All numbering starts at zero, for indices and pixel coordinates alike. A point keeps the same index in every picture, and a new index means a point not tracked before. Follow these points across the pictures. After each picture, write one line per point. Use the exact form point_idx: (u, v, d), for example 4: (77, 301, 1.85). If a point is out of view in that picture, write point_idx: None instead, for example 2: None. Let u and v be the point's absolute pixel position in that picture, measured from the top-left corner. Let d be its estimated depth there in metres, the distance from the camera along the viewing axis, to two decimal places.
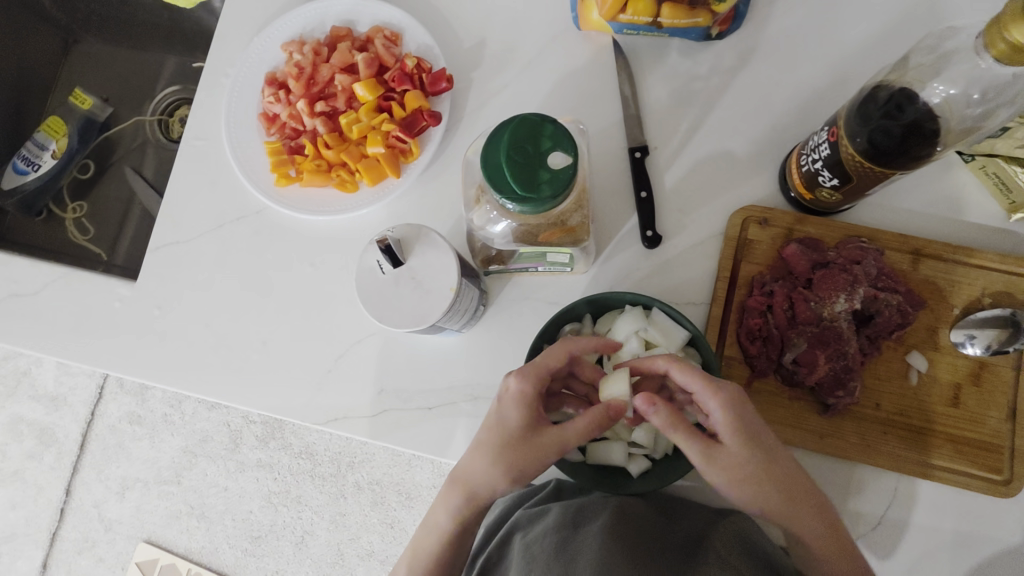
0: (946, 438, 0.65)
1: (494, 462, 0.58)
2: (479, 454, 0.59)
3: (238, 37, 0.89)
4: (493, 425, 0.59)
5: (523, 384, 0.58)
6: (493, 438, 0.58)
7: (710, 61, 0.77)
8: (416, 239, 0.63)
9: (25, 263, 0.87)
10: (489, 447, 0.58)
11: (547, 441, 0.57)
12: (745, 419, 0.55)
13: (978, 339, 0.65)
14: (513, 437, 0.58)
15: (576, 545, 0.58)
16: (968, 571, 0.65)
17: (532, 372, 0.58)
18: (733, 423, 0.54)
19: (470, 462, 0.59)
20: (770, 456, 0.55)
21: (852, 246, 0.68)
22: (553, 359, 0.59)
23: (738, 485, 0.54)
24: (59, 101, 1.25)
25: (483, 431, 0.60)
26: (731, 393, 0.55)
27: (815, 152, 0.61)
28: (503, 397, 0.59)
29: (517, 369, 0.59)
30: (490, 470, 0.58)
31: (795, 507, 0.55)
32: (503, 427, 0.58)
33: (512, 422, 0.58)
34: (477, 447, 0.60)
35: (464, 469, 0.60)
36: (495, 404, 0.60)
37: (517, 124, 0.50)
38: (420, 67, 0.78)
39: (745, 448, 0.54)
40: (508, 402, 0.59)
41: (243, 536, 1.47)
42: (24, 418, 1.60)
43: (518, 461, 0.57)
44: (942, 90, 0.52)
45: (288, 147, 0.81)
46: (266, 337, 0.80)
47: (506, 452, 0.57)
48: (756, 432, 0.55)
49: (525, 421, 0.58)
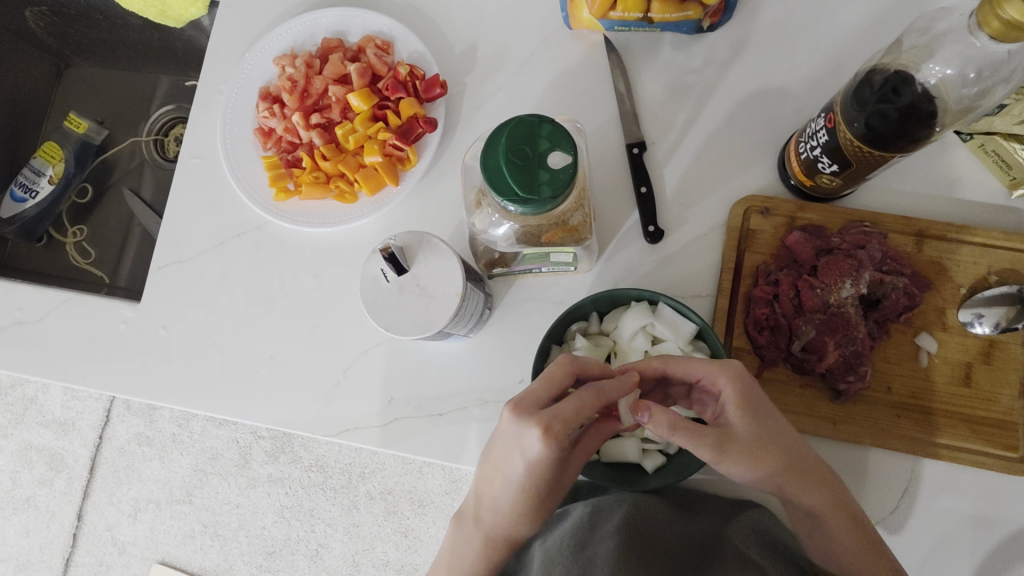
0: (959, 418, 0.65)
1: (530, 504, 0.58)
2: (506, 504, 0.59)
3: (230, 53, 0.89)
4: (524, 481, 0.56)
5: (555, 445, 0.52)
6: (526, 491, 0.56)
7: (703, 53, 0.77)
8: (419, 246, 0.63)
9: (28, 289, 0.87)
10: (523, 497, 0.57)
11: (572, 468, 0.59)
12: (753, 395, 0.55)
13: (987, 318, 0.65)
14: (545, 486, 0.57)
15: (592, 548, 0.59)
16: (989, 551, 0.64)
17: (562, 431, 0.52)
18: (742, 399, 0.54)
19: (502, 504, 0.59)
20: (778, 433, 0.55)
21: (855, 231, 0.68)
22: (582, 411, 0.53)
23: (754, 467, 0.54)
24: (54, 127, 1.26)
25: (512, 485, 0.57)
26: (738, 370, 0.55)
27: (813, 139, 0.61)
28: (529, 457, 0.53)
29: (543, 428, 0.52)
30: (518, 518, 0.59)
31: (808, 485, 0.56)
32: (535, 481, 0.56)
33: (542, 481, 0.56)
34: (504, 490, 0.58)
35: (494, 507, 0.60)
36: (519, 461, 0.55)
37: (514, 126, 0.50)
38: (413, 74, 0.79)
39: (757, 428, 0.54)
40: (537, 464, 0.54)
41: (258, 552, 1.47)
42: (34, 444, 1.60)
43: (551, 493, 0.58)
44: (938, 70, 0.52)
45: (286, 161, 0.81)
46: (273, 351, 0.80)
47: (540, 495, 0.58)
48: (764, 410, 0.55)
49: (554, 471, 0.56)
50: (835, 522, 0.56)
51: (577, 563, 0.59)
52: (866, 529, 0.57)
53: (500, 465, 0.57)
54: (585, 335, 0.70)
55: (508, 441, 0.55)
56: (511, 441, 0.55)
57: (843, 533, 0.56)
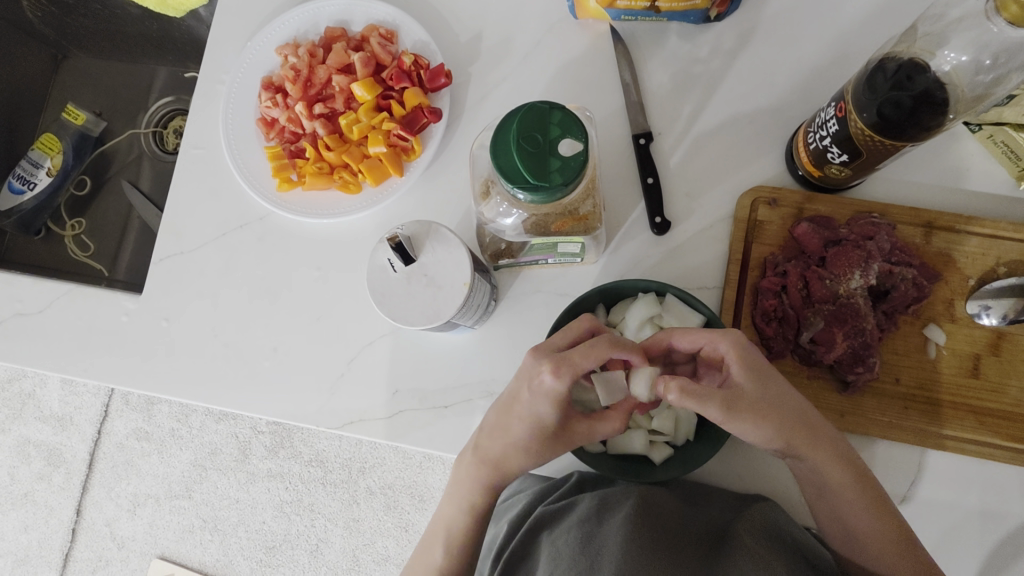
0: (967, 410, 0.65)
1: (529, 443, 0.60)
2: (507, 438, 0.61)
3: (231, 42, 0.88)
4: (529, 417, 0.58)
5: (560, 380, 0.55)
6: (532, 428, 0.59)
7: (710, 43, 0.76)
8: (427, 236, 0.63)
9: (26, 282, 0.86)
10: (522, 433, 0.60)
11: (577, 433, 0.59)
12: (753, 357, 0.55)
13: (994, 309, 0.64)
14: (547, 426, 0.58)
15: (601, 538, 0.58)
16: (996, 543, 0.64)
17: (569, 369, 0.55)
18: (744, 364, 0.54)
19: (504, 440, 0.61)
20: (780, 392, 0.55)
21: (864, 222, 0.67)
22: (592, 356, 0.55)
23: (761, 427, 0.54)
24: (52, 119, 1.24)
25: (516, 418, 0.59)
26: (739, 335, 0.55)
27: (823, 129, 0.61)
28: (537, 389, 0.57)
29: (553, 365, 0.55)
30: (514, 456, 0.61)
31: (813, 441, 0.56)
32: (536, 418, 0.58)
33: (546, 418, 0.57)
34: (509, 426, 0.60)
35: (493, 438, 0.62)
36: (527, 393, 0.58)
37: (524, 113, 0.50)
38: (417, 63, 0.78)
39: (762, 389, 0.54)
40: (542, 397, 0.57)
41: (258, 546, 1.47)
42: (32, 439, 1.59)
43: (549, 441, 0.59)
44: (953, 58, 0.52)
45: (288, 151, 0.81)
46: (277, 343, 0.79)
47: (540, 439, 0.59)
48: (765, 370, 0.55)
49: (559, 414, 0.57)
50: (839, 478, 0.57)
51: (586, 557, 0.58)
52: (870, 482, 0.58)
53: (511, 398, 0.60)
54: None
55: (521, 376, 0.59)
56: (525, 376, 0.58)
57: (851, 492, 0.57)
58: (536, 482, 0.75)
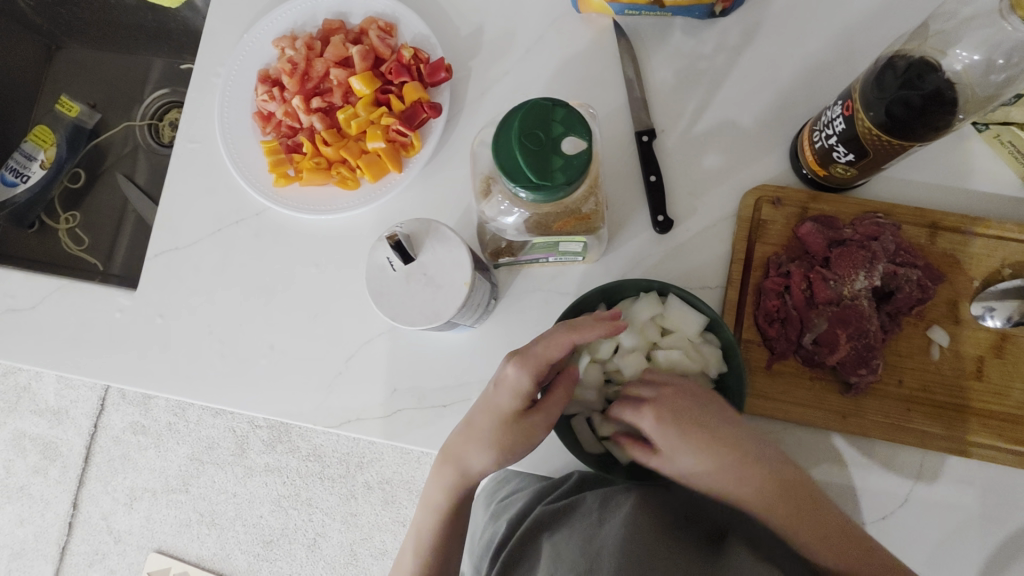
0: (971, 412, 0.64)
1: (490, 439, 0.61)
2: (471, 432, 0.62)
3: (227, 33, 0.86)
4: (493, 409, 0.61)
5: (519, 371, 0.58)
6: (494, 416, 0.61)
7: (715, 39, 0.75)
8: (427, 234, 0.62)
9: (20, 277, 0.85)
10: (486, 425, 0.61)
11: (535, 418, 0.59)
12: (676, 426, 0.58)
13: (998, 311, 0.64)
14: (507, 415, 0.60)
15: (600, 540, 0.58)
16: (998, 545, 0.64)
17: (531, 362, 0.58)
18: (663, 432, 0.57)
19: (466, 433, 0.62)
20: (710, 451, 0.57)
21: (869, 222, 0.66)
22: (551, 348, 0.57)
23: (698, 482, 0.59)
24: (45, 110, 1.22)
25: (482, 410, 0.62)
26: (655, 414, 0.58)
27: (829, 128, 0.60)
28: (502, 382, 0.60)
29: (517, 358, 0.59)
30: (475, 451, 0.61)
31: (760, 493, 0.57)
32: (499, 406, 0.60)
33: (506, 405, 0.60)
34: (473, 423, 0.62)
35: (459, 435, 0.63)
36: (495, 387, 0.61)
37: (527, 110, 0.48)
38: (417, 57, 0.76)
39: (694, 456, 0.58)
40: (506, 385, 0.59)
41: (255, 541, 1.46)
42: (27, 433, 1.58)
43: (509, 436, 0.60)
44: (965, 56, 0.51)
45: (286, 146, 0.79)
46: (274, 340, 0.78)
47: (500, 428, 0.60)
48: (698, 436, 0.57)
49: (520, 401, 0.59)
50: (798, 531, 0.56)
51: (586, 559, 0.58)
52: (835, 526, 0.56)
53: (481, 394, 0.63)
54: None
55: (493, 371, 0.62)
56: (496, 370, 0.62)
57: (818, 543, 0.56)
58: (535, 482, 0.74)
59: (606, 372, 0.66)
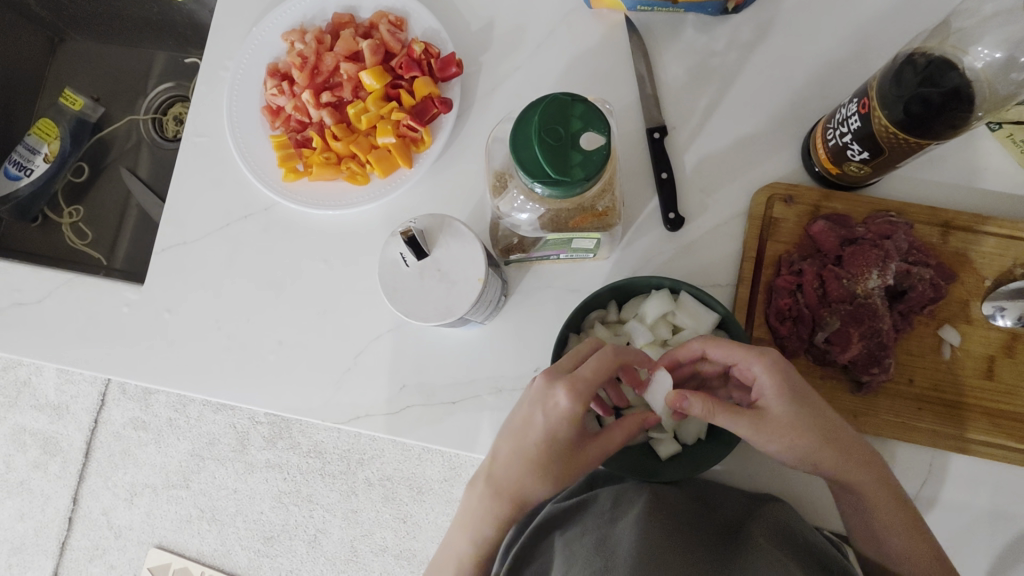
0: (981, 412, 0.64)
1: (545, 471, 0.57)
2: (521, 466, 0.58)
3: (235, 27, 0.86)
4: (543, 443, 0.57)
5: (574, 403, 0.55)
6: (548, 449, 0.57)
7: (727, 35, 0.75)
8: (440, 230, 0.62)
9: (24, 270, 0.85)
10: (539, 458, 0.57)
11: (594, 446, 0.58)
12: (788, 374, 0.54)
13: (1009, 311, 0.64)
14: (564, 445, 0.57)
15: (613, 540, 0.57)
16: (1006, 544, 0.64)
17: (584, 388, 0.55)
18: (778, 384, 0.54)
19: (515, 468, 0.58)
20: (816, 411, 0.55)
21: (881, 221, 0.66)
22: (601, 369, 0.56)
23: (790, 446, 0.54)
24: (49, 103, 1.22)
25: (531, 445, 0.57)
26: (774, 360, 0.54)
27: (844, 125, 0.60)
28: (552, 414, 0.56)
29: (568, 385, 0.55)
30: (532, 484, 0.58)
31: (851, 461, 0.55)
32: (555, 438, 0.56)
33: (562, 436, 0.56)
34: (521, 458, 0.58)
35: (508, 470, 0.59)
36: (543, 421, 0.57)
37: (546, 105, 0.48)
38: (428, 52, 0.76)
39: (794, 408, 0.54)
40: (560, 416, 0.56)
41: (256, 537, 1.46)
42: (27, 428, 1.57)
43: (568, 468, 0.57)
44: (986, 54, 0.52)
45: (295, 141, 0.79)
46: (282, 336, 0.78)
47: (560, 461, 0.57)
48: (802, 387, 0.55)
49: (576, 430, 0.57)
50: (874, 499, 0.56)
51: (599, 558, 0.56)
52: (904, 503, 0.57)
53: (519, 427, 0.58)
54: (603, 324, 0.68)
55: (533, 401, 0.58)
56: (538, 401, 0.57)
57: (876, 500, 0.56)
58: None
59: None
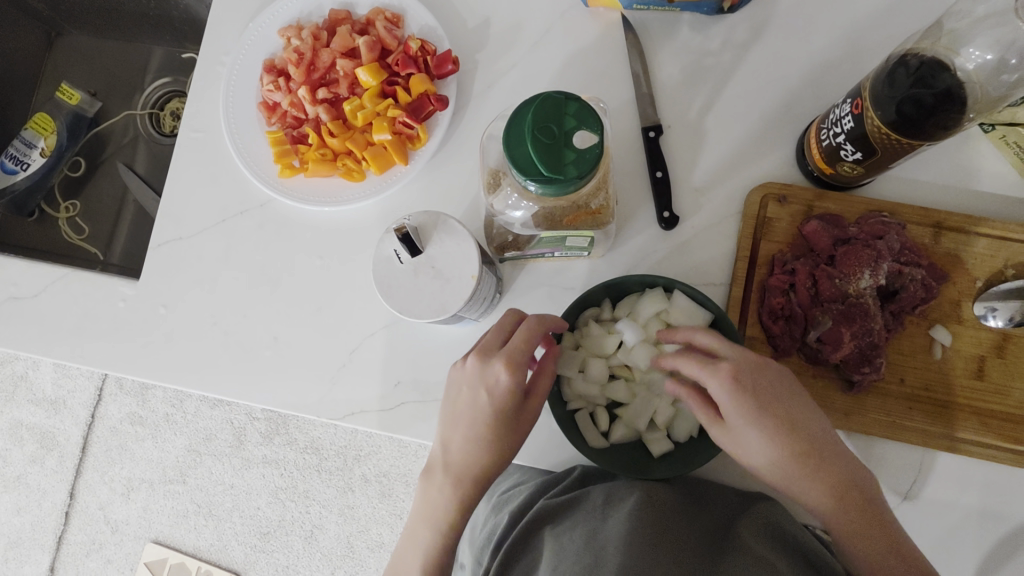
0: (971, 411, 0.65)
1: (495, 441, 0.59)
2: (472, 446, 0.59)
3: (232, 22, 0.86)
4: (490, 419, 0.58)
5: (513, 376, 0.57)
6: (495, 425, 0.58)
7: (723, 35, 0.75)
8: (434, 226, 0.62)
9: (21, 265, 0.85)
10: (488, 434, 0.59)
11: (533, 405, 0.60)
12: (748, 383, 0.53)
13: (1000, 312, 0.64)
14: (508, 415, 0.58)
15: (603, 537, 0.58)
16: (995, 543, 0.65)
17: (520, 360, 0.57)
18: (729, 401, 0.53)
19: (470, 450, 0.59)
20: (772, 429, 0.53)
21: (874, 221, 0.67)
22: (531, 338, 0.58)
23: (737, 450, 0.56)
24: (46, 98, 1.22)
25: (478, 425, 0.59)
26: (729, 373, 0.53)
27: (837, 126, 0.60)
28: (494, 392, 0.58)
29: (505, 362, 0.57)
30: (486, 460, 0.59)
31: (801, 479, 0.54)
32: (499, 412, 0.58)
33: (507, 409, 0.58)
34: (474, 438, 0.59)
35: (465, 454, 0.60)
36: (486, 400, 0.58)
37: (540, 103, 0.48)
38: (424, 49, 0.76)
39: (747, 417, 0.53)
40: (501, 391, 0.57)
41: (252, 532, 1.46)
42: (24, 422, 1.57)
43: (514, 430, 0.59)
44: (976, 56, 0.52)
45: (290, 137, 0.79)
46: (278, 332, 0.78)
47: (505, 429, 0.59)
48: (765, 397, 0.54)
49: (516, 399, 0.58)
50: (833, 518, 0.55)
51: (589, 555, 0.58)
52: (872, 524, 0.54)
53: (465, 410, 0.59)
54: (597, 322, 0.68)
55: (472, 383, 0.59)
56: (477, 381, 0.59)
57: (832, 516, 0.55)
58: (536, 474, 0.75)
59: (612, 368, 0.66)
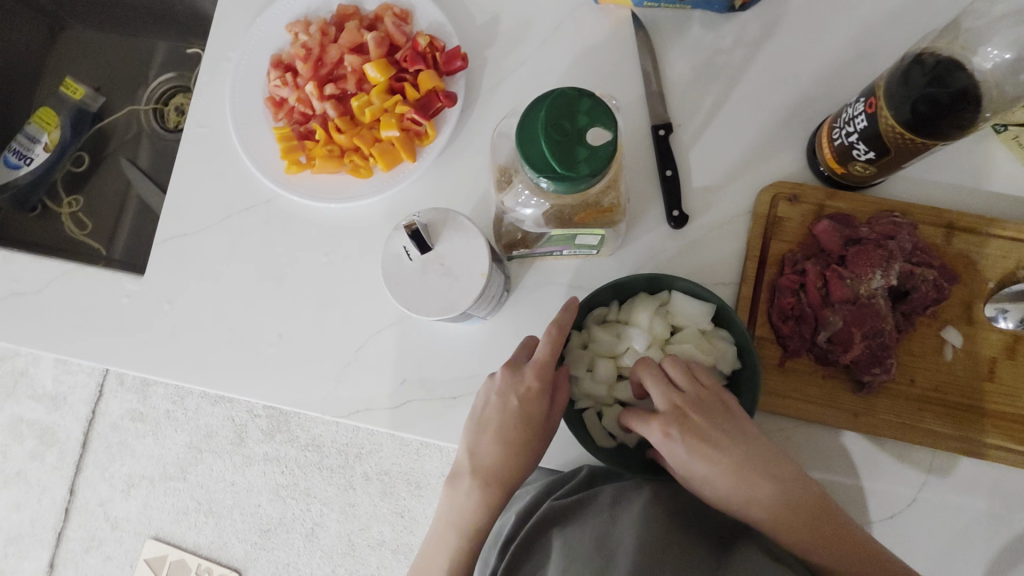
0: (981, 412, 0.64)
1: (524, 445, 0.61)
2: (502, 450, 0.60)
3: (238, 17, 0.85)
4: (519, 423, 0.60)
5: (545, 382, 0.60)
6: (526, 429, 0.60)
7: (734, 33, 0.74)
8: (443, 224, 0.61)
9: (24, 260, 0.84)
10: (518, 439, 0.60)
11: (557, 412, 0.62)
12: (684, 419, 0.57)
13: (1011, 313, 0.64)
14: (536, 419, 0.60)
15: (613, 539, 0.57)
16: (1004, 546, 0.64)
17: (549, 365, 0.60)
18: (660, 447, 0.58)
19: (500, 455, 0.60)
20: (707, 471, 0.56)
21: (885, 221, 0.66)
22: (557, 345, 0.61)
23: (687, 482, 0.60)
24: (48, 91, 1.21)
25: (508, 429, 0.60)
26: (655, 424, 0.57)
27: (850, 125, 0.59)
28: (526, 395, 0.60)
29: (535, 368, 0.60)
30: (515, 463, 0.60)
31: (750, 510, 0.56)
32: (530, 416, 0.60)
33: (537, 412, 0.60)
34: (505, 443, 0.60)
35: (494, 458, 0.60)
36: (517, 404, 0.60)
37: (553, 99, 0.48)
38: (432, 45, 0.76)
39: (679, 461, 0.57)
40: (532, 395, 0.60)
41: (253, 530, 1.46)
42: (24, 418, 1.57)
43: (541, 434, 0.61)
44: (994, 55, 0.52)
45: (298, 133, 0.78)
46: (283, 329, 0.78)
47: (534, 434, 0.61)
48: (711, 430, 0.56)
49: (544, 404, 0.60)
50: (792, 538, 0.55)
51: (599, 556, 0.57)
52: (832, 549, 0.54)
53: (494, 415, 0.61)
54: (603, 322, 0.68)
55: (503, 388, 0.61)
56: (507, 386, 0.61)
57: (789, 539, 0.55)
58: (543, 473, 0.74)
59: (619, 368, 0.66)
